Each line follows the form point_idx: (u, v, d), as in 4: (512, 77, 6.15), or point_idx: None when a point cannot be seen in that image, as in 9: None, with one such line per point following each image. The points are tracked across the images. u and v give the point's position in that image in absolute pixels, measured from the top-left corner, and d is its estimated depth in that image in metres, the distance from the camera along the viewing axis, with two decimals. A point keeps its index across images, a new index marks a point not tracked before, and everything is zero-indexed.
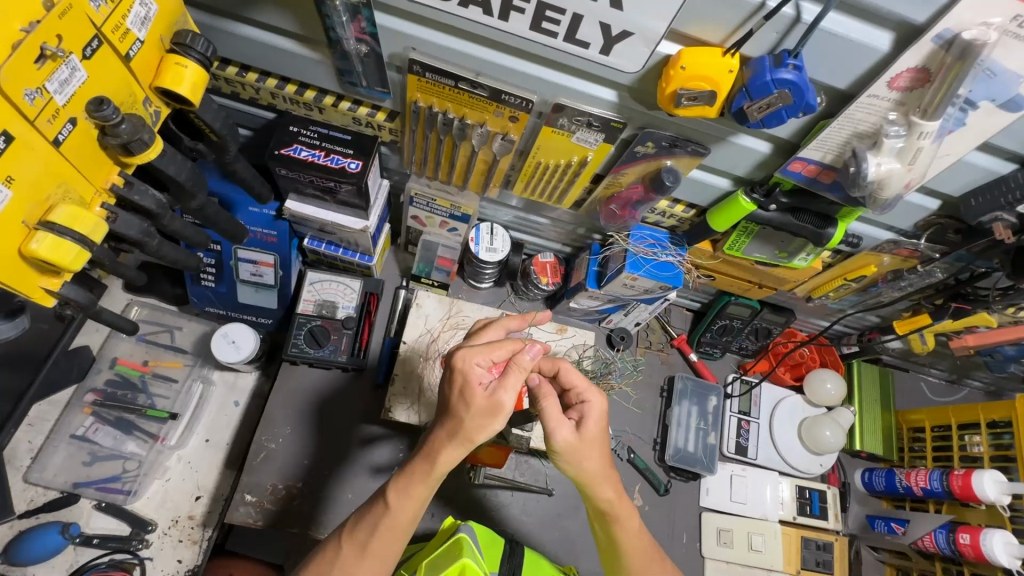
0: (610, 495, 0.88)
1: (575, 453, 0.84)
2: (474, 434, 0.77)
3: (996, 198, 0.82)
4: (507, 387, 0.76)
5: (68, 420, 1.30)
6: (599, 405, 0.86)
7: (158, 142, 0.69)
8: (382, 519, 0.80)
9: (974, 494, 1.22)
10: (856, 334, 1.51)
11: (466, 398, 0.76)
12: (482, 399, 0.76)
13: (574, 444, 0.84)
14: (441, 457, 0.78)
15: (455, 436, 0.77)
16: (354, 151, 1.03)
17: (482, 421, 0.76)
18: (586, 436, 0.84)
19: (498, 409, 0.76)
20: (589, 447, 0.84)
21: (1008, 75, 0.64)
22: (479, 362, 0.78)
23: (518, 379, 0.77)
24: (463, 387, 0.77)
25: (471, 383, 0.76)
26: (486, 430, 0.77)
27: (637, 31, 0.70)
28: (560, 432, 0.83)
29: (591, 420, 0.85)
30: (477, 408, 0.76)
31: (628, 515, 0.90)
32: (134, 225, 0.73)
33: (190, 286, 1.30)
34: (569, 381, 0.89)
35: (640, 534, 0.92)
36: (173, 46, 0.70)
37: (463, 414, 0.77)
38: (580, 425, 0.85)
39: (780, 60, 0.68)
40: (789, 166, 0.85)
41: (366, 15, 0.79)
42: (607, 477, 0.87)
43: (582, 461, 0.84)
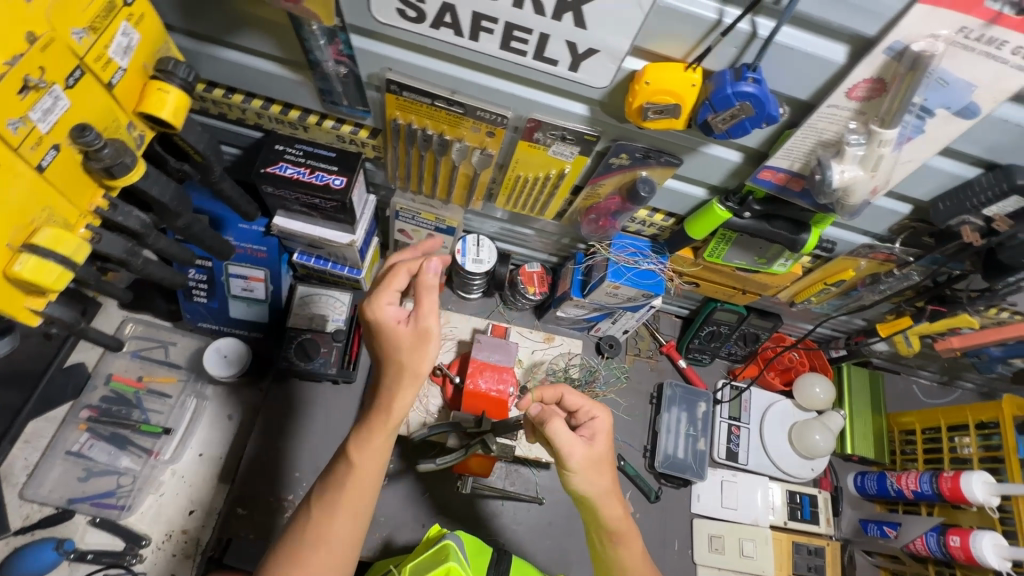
0: (619, 514, 0.86)
1: (589, 471, 0.84)
2: (412, 364, 0.80)
3: (962, 202, 0.84)
4: (427, 312, 0.79)
5: (63, 436, 1.32)
6: (605, 421, 0.89)
7: (141, 164, 0.72)
8: (348, 477, 0.80)
9: (963, 496, 1.22)
10: (843, 338, 1.52)
11: (391, 338, 0.80)
12: (408, 333, 0.79)
13: (587, 460, 0.84)
14: (394, 403, 0.80)
15: (402, 375, 0.80)
16: (339, 168, 1.06)
17: (416, 351, 0.79)
18: (598, 452, 0.85)
19: (426, 335, 0.79)
20: (601, 464, 0.86)
21: (961, 84, 0.66)
22: (390, 304, 0.80)
23: (430, 299, 0.79)
24: (385, 332, 0.80)
25: (392, 325, 0.79)
26: (425, 359, 0.80)
27: (602, 48, 0.73)
28: (574, 452, 0.83)
29: (600, 437, 0.87)
30: (406, 344, 0.79)
31: (633, 538, 0.87)
32: (119, 245, 0.75)
33: (183, 302, 1.33)
34: (572, 404, 0.90)
35: (644, 559, 0.88)
36: (156, 72, 0.73)
37: (396, 352, 0.80)
38: (592, 441, 0.87)
39: (739, 73, 0.70)
40: (759, 174, 0.87)
41: (343, 38, 0.82)
42: (616, 495, 0.86)
43: (595, 478, 0.84)
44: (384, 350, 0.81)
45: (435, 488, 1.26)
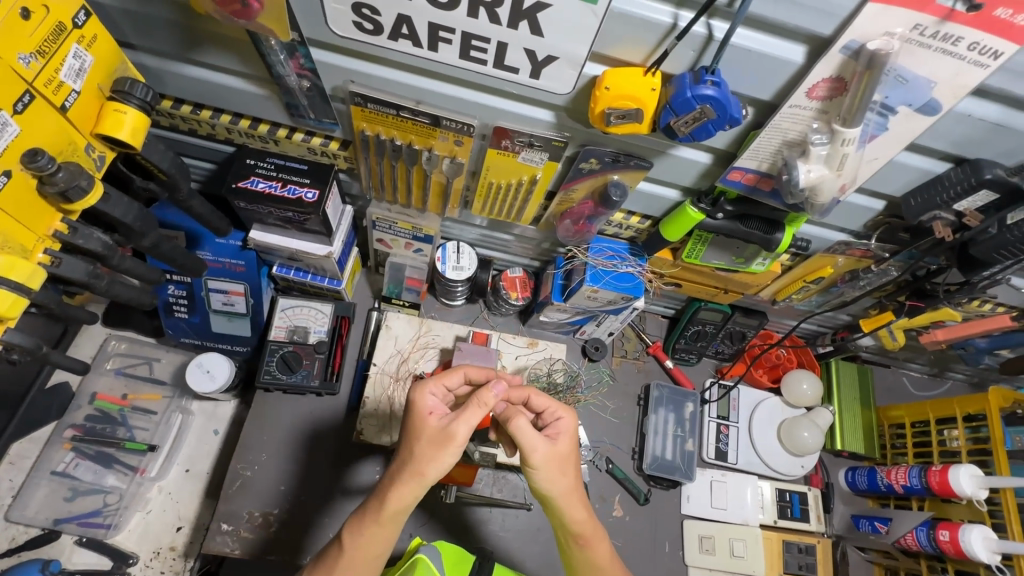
0: (582, 517, 0.86)
1: (551, 468, 0.83)
2: (424, 466, 0.79)
3: (932, 197, 0.83)
4: (462, 420, 0.79)
5: (48, 456, 1.31)
6: (570, 422, 0.88)
7: (99, 186, 0.72)
8: (337, 562, 0.79)
9: (952, 489, 1.21)
10: (829, 333, 1.51)
11: (418, 426, 0.81)
12: (435, 427, 0.80)
13: (550, 457, 0.83)
14: (391, 496, 0.79)
15: (407, 468, 0.79)
16: (311, 180, 1.04)
17: (433, 451, 0.79)
18: (560, 451, 0.84)
19: (448, 439, 0.79)
20: (564, 463, 0.84)
21: (920, 81, 0.66)
22: (434, 393, 0.83)
23: (474, 413, 0.80)
24: (414, 417, 0.81)
25: (424, 413, 0.80)
26: (436, 462, 0.79)
27: (560, 55, 0.72)
28: (536, 449, 0.83)
29: (563, 437, 0.86)
30: (426, 437, 0.79)
31: (599, 539, 0.88)
32: (81, 268, 0.76)
33: (164, 318, 1.32)
34: (538, 405, 0.90)
35: (611, 559, 0.89)
36: (112, 93, 0.73)
37: (415, 444, 0.80)
38: (555, 438, 0.86)
39: (699, 76, 0.70)
40: (728, 176, 0.86)
41: (303, 52, 0.82)
42: (578, 497, 0.85)
43: (557, 477, 0.83)
44: (408, 434, 0.82)
45: (421, 497, 1.26)
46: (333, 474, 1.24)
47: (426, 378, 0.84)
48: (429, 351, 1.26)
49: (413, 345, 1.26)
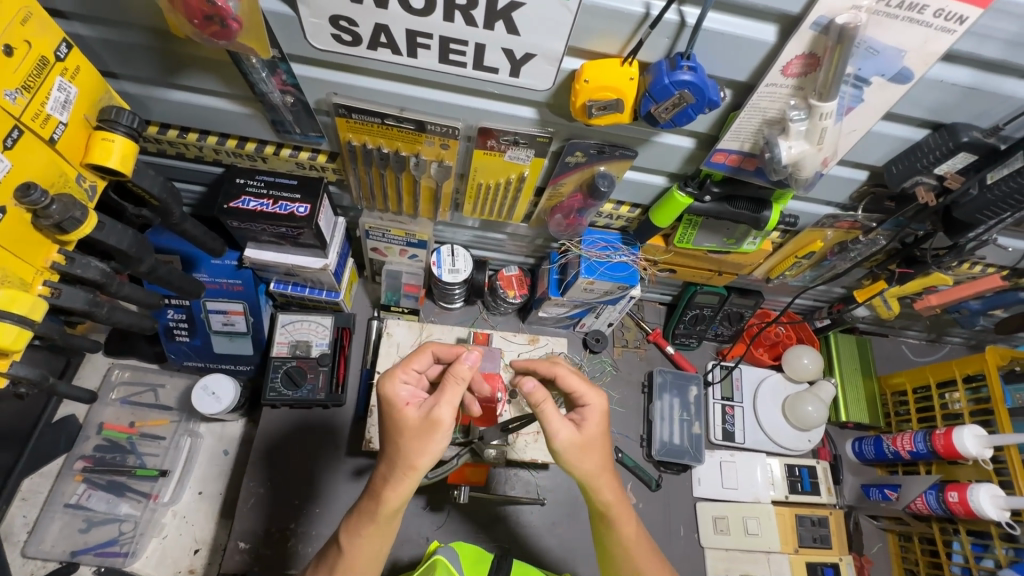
0: (609, 498, 0.87)
1: (576, 453, 0.84)
2: (414, 457, 0.79)
3: (913, 164, 0.85)
4: (443, 403, 0.79)
5: (60, 489, 1.32)
6: (599, 405, 0.87)
7: (93, 216, 0.73)
8: (337, 562, 0.82)
9: (957, 451, 1.23)
10: (825, 307, 1.53)
11: (399, 421, 0.80)
12: (416, 418, 0.80)
13: (575, 444, 0.84)
14: (386, 494, 0.80)
15: (397, 466, 0.79)
16: (302, 195, 1.05)
17: (420, 442, 0.79)
18: (587, 436, 0.85)
19: (435, 426, 0.79)
20: (590, 448, 0.85)
21: (890, 51, 0.67)
22: (405, 385, 0.83)
23: (453, 393, 0.80)
24: (393, 412, 0.81)
25: (401, 406, 0.81)
26: (426, 452, 0.78)
27: (539, 52, 0.73)
28: (561, 432, 0.84)
29: (593, 420, 0.86)
30: (411, 430, 0.79)
31: (625, 514, 0.88)
32: (80, 297, 0.76)
33: (166, 343, 1.33)
34: (569, 385, 0.89)
35: (638, 535, 0.90)
36: (99, 122, 0.74)
37: (400, 440, 0.80)
38: (585, 418, 0.86)
39: (675, 63, 0.71)
40: (711, 158, 0.88)
41: (284, 68, 0.83)
42: (606, 480, 0.86)
43: (581, 462, 0.85)
44: (391, 430, 0.82)
45: (435, 500, 1.26)
46: (345, 483, 1.25)
47: (393, 369, 0.84)
48: None
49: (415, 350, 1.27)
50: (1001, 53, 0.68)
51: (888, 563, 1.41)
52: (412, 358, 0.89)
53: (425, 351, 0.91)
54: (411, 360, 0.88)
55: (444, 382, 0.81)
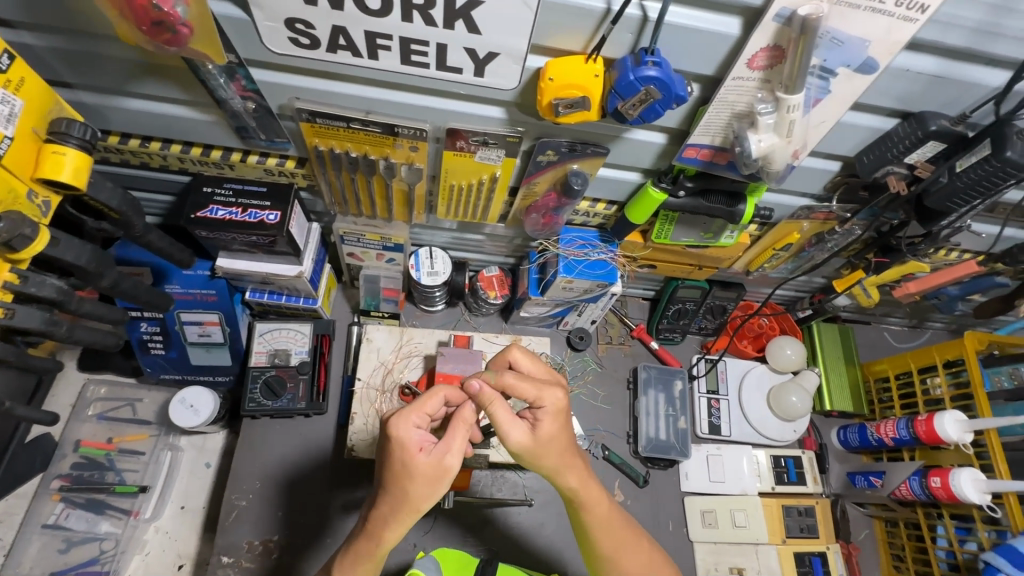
0: (572, 483, 0.85)
1: (532, 450, 0.82)
2: (419, 503, 0.78)
3: (884, 153, 0.85)
4: (453, 451, 0.78)
5: (37, 510, 1.28)
6: (557, 405, 0.82)
7: (45, 232, 0.72)
8: None
9: (939, 436, 1.24)
10: (807, 297, 1.53)
11: (409, 467, 0.77)
12: (427, 465, 0.77)
13: (529, 442, 0.82)
14: (386, 533, 0.79)
15: (401, 509, 0.78)
16: (272, 202, 1.03)
17: (428, 489, 0.77)
18: (542, 437, 0.82)
19: (443, 474, 0.77)
20: (546, 447, 0.82)
21: (854, 41, 0.67)
22: (416, 426, 0.78)
23: (463, 441, 0.79)
24: (402, 457, 0.77)
25: (411, 452, 0.76)
26: (431, 497, 0.78)
27: (502, 51, 0.72)
28: (512, 430, 0.81)
29: (547, 420, 0.82)
30: (421, 477, 0.76)
31: (593, 495, 0.87)
32: (37, 316, 0.75)
33: (141, 356, 1.30)
34: (519, 389, 0.84)
35: (612, 512, 0.89)
36: (49, 135, 0.72)
37: (407, 486, 0.77)
38: (538, 418, 0.82)
39: (639, 58, 0.70)
40: (683, 154, 0.87)
41: (243, 73, 0.81)
42: (569, 470, 0.85)
43: (539, 459, 0.83)
44: (395, 473, 0.78)
45: None
46: (330, 492, 1.24)
47: (405, 411, 0.79)
48: (413, 360, 1.24)
49: (396, 355, 1.24)
50: (965, 41, 0.68)
51: (874, 550, 1.42)
52: (425, 399, 0.81)
53: (437, 393, 0.82)
54: (425, 401, 0.81)
55: (452, 425, 0.79)
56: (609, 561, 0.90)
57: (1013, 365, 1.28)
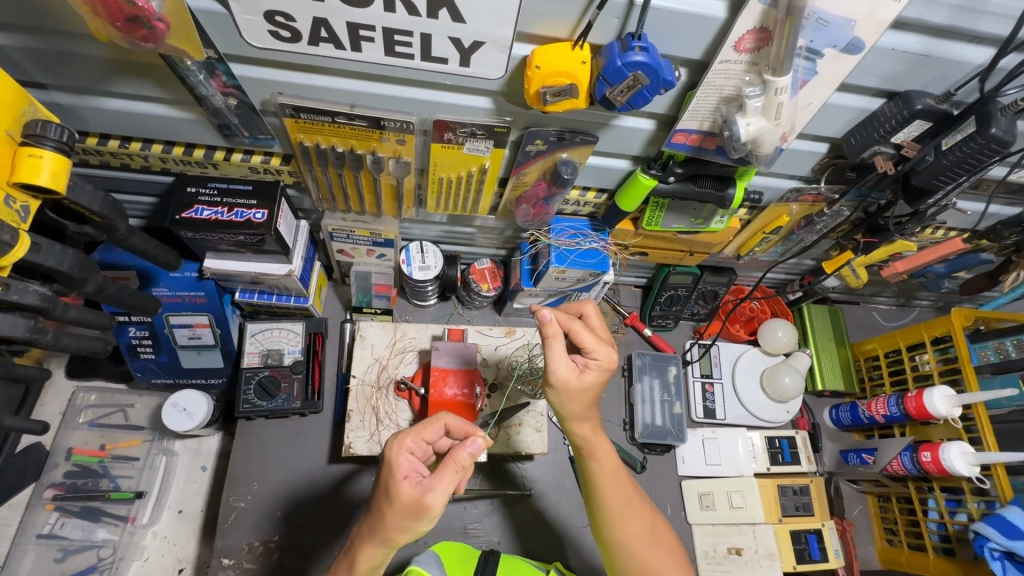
0: (586, 429, 0.92)
1: (570, 391, 0.85)
2: (395, 533, 0.77)
3: (870, 134, 0.85)
4: (437, 488, 0.76)
5: (31, 520, 1.26)
6: (609, 360, 0.86)
7: (25, 238, 0.71)
8: None
9: (928, 411, 1.26)
10: (797, 279, 1.54)
11: (392, 493, 0.76)
12: (410, 496, 0.76)
13: (571, 382, 0.85)
14: (360, 555, 0.80)
15: (377, 535, 0.78)
16: (258, 201, 1.01)
17: (404, 521, 0.76)
18: (583, 384, 0.85)
19: (423, 509, 0.75)
20: (580, 391, 0.86)
21: (840, 21, 0.67)
22: (409, 456, 0.79)
23: (450, 479, 0.76)
24: (389, 482, 0.77)
25: (398, 480, 0.76)
26: (407, 530, 0.76)
27: (486, 40, 0.71)
28: (558, 367, 0.84)
29: (593, 373, 0.86)
30: (400, 507, 0.76)
31: (603, 448, 0.93)
32: (20, 324, 0.74)
33: (130, 361, 1.28)
34: (578, 339, 0.86)
35: (618, 471, 0.93)
36: (25, 138, 0.70)
37: (386, 512, 0.77)
38: (586, 367, 0.86)
39: (626, 44, 0.69)
40: (672, 139, 0.87)
41: (223, 69, 0.79)
42: (586, 416, 0.90)
43: (568, 400, 0.87)
44: (381, 496, 0.78)
45: None
46: (326, 492, 1.24)
47: (402, 435, 0.80)
48: (407, 355, 1.24)
49: (391, 351, 1.23)
50: (948, 18, 0.68)
51: (868, 525, 1.46)
52: (423, 427, 0.84)
53: (437, 421, 0.85)
54: (424, 429, 0.84)
55: (444, 460, 0.77)
56: (611, 518, 0.92)
57: (999, 339, 1.30)
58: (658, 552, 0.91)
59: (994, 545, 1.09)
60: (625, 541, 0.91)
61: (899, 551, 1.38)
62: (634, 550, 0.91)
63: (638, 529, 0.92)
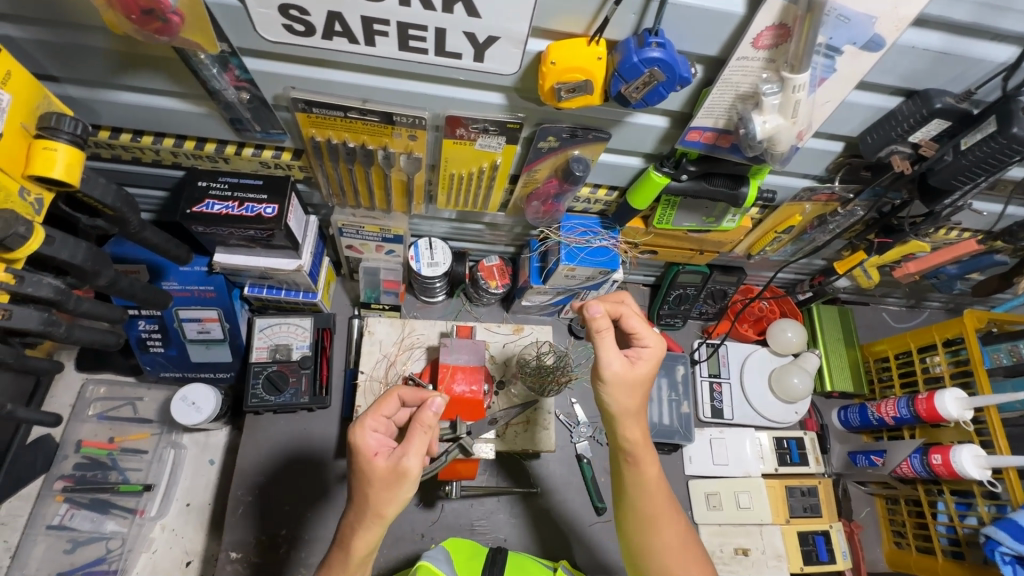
0: (635, 434, 0.89)
1: (621, 386, 0.86)
2: (383, 506, 0.77)
3: (887, 132, 0.84)
4: (411, 451, 0.77)
5: (41, 511, 1.27)
6: (657, 348, 0.89)
7: (39, 231, 0.72)
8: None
9: (939, 414, 1.25)
10: (807, 280, 1.53)
11: (368, 472, 0.78)
12: (384, 468, 0.77)
13: (623, 376, 0.86)
14: (354, 542, 0.78)
15: (364, 515, 0.78)
16: (268, 195, 1.01)
17: (387, 491, 0.77)
18: (634, 376, 0.87)
19: (402, 475, 0.77)
20: (630, 387, 0.87)
21: (861, 18, 0.66)
22: (374, 432, 0.80)
23: (420, 440, 0.78)
24: (361, 463, 0.78)
25: (368, 457, 0.78)
26: (393, 501, 0.77)
27: (501, 34, 0.70)
28: (610, 362, 0.86)
29: (644, 363, 0.88)
30: (379, 481, 0.77)
31: (649, 456, 0.90)
32: (35, 317, 0.74)
33: (140, 355, 1.29)
34: (627, 325, 0.90)
35: (660, 481, 0.91)
36: (39, 131, 0.70)
37: (367, 488, 0.78)
38: (636, 359, 0.88)
39: (642, 40, 0.68)
40: (686, 137, 0.86)
41: (236, 63, 0.79)
42: (635, 418, 0.89)
43: (618, 397, 0.87)
44: (357, 478, 0.79)
45: (425, 497, 1.24)
46: (334, 487, 1.24)
47: (362, 415, 0.82)
48: (415, 352, 1.24)
49: (399, 347, 1.23)
50: (971, 16, 0.67)
51: (875, 527, 1.45)
52: (380, 403, 0.85)
53: (392, 396, 0.87)
54: (381, 405, 0.85)
55: (411, 427, 0.79)
56: (642, 525, 0.91)
57: (1012, 342, 1.29)
58: (687, 564, 0.89)
59: (1005, 549, 1.08)
60: (654, 550, 0.89)
61: (907, 554, 1.37)
62: (662, 561, 0.89)
63: (672, 541, 0.89)
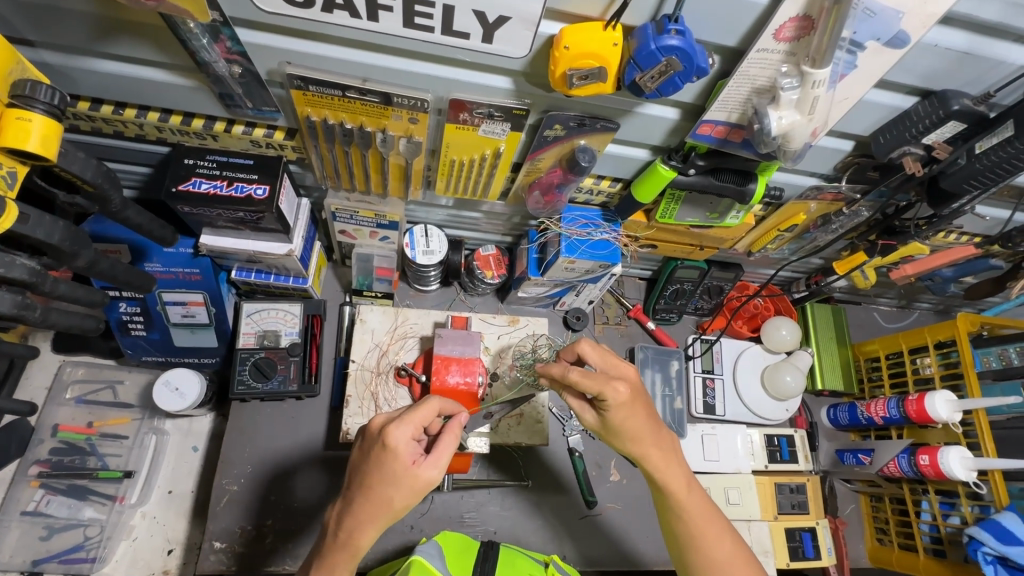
0: (655, 454, 0.86)
1: (609, 428, 0.85)
2: (399, 511, 0.77)
3: (900, 133, 0.82)
4: (444, 466, 0.78)
5: (16, 496, 1.23)
6: (623, 393, 0.79)
7: (12, 208, 0.67)
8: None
9: (929, 415, 1.26)
10: (803, 278, 1.53)
11: (401, 478, 0.75)
12: (420, 478, 0.76)
13: (607, 423, 0.85)
14: (359, 540, 0.76)
15: (377, 517, 0.76)
16: (259, 176, 0.96)
17: (411, 499, 0.76)
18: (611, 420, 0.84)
19: (429, 486, 0.78)
20: (622, 427, 0.84)
21: (887, 12, 0.63)
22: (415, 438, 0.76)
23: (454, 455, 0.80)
24: (396, 468, 0.74)
25: (407, 465, 0.75)
26: (410, 506, 0.78)
27: (514, 15, 0.66)
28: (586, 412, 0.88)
29: (614, 410, 0.81)
30: (409, 489, 0.75)
31: (673, 472, 0.86)
32: (7, 300, 0.70)
33: (120, 337, 1.24)
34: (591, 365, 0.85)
35: (694, 492, 0.87)
36: (13, 99, 0.66)
37: (391, 494, 0.75)
38: (607, 407, 0.81)
39: (661, 26, 0.65)
40: (698, 130, 0.83)
41: (228, 34, 0.74)
42: (652, 438, 0.85)
43: (622, 433, 0.85)
44: (379, 481, 0.75)
45: None
46: (322, 477, 1.21)
47: (410, 420, 0.76)
48: (408, 342, 1.21)
49: (391, 337, 1.20)
50: (997, 16, 0.65)
51: (860, 524, 1.47)
52: (424, 409, 0.79)
53: (433, 404, 0.81)
54: (427, 410, 0.79)
55: (447, 438, 0.79)
56: (688, 544, 0.87)
57: (1002, 346, 1.30)
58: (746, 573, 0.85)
59: (987, 549, 1.10)
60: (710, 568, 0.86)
61: (889, 551, 1.39)
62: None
63: (722, 554, 0.86)
